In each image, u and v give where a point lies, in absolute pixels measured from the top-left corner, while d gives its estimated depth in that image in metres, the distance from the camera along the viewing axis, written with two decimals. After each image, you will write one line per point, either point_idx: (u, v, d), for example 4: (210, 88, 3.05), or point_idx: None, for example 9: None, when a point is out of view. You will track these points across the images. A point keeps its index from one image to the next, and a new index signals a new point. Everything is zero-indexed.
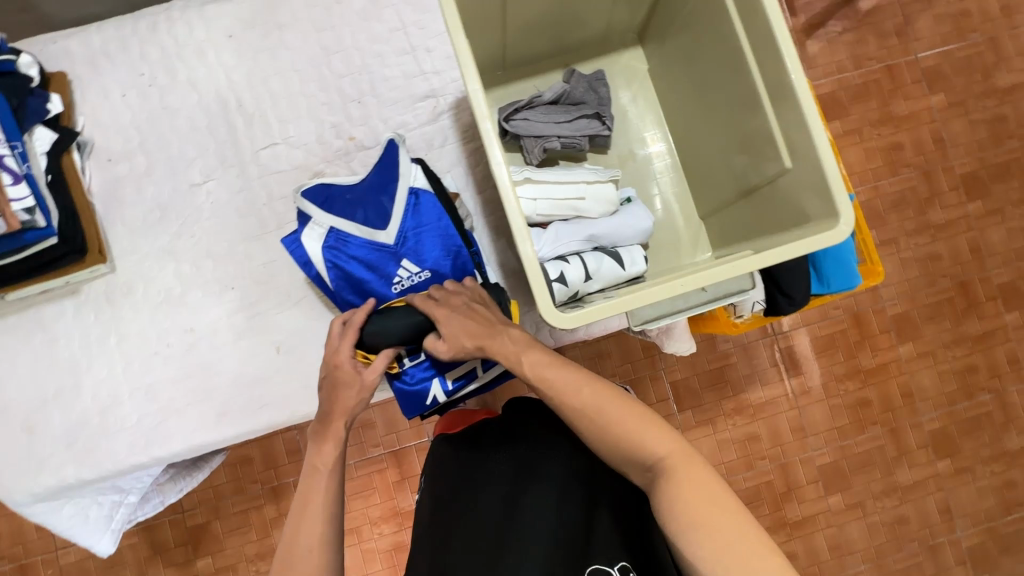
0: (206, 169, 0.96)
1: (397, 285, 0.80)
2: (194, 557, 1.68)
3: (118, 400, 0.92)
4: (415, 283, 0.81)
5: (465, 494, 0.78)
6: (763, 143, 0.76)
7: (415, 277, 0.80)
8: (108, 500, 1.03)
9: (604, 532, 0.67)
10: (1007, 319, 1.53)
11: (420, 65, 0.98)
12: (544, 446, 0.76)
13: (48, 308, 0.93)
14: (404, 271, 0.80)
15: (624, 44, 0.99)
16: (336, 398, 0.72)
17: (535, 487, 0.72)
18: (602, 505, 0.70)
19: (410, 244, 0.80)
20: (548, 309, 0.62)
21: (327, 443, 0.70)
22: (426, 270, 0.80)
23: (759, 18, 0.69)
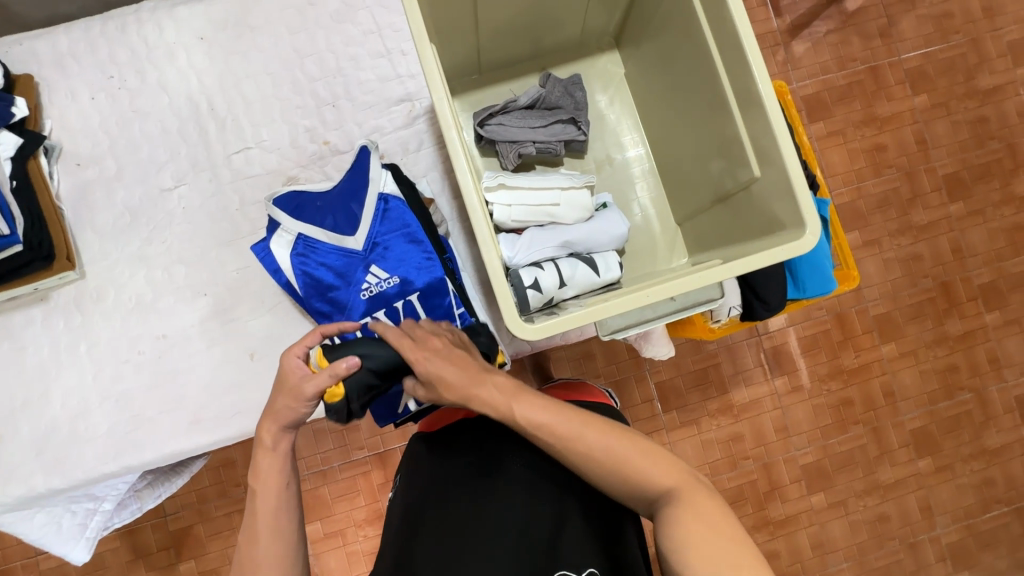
0: (177, 174, 0.95)
1: (366, 291, 0.78)
2: (177, 561, 1.66)
3: (88, 409, 0.91)
4: (383, 290, 0.78)
5: (432, 492, 0.75)
6: (734, 149, 0.76)
7: (384, 283, 0.78)
8: (81, 508, 1.02)
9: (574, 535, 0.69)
10: (987, 319, 1.54)
11: (396, 69, 0.97)
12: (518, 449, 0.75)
13: (16, 315, 0.91)
14: (373, 277, 0.78)
15: (601, 48, 0.99)
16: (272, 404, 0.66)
17: (506, 489, 0.72)
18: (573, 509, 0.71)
19: (380, 250, 0.78)
20: (514, 321, 0.61)
21: (268, 456, 0.66)
22: (396, 277, 0.78)
23: (726, 23, 0.69)
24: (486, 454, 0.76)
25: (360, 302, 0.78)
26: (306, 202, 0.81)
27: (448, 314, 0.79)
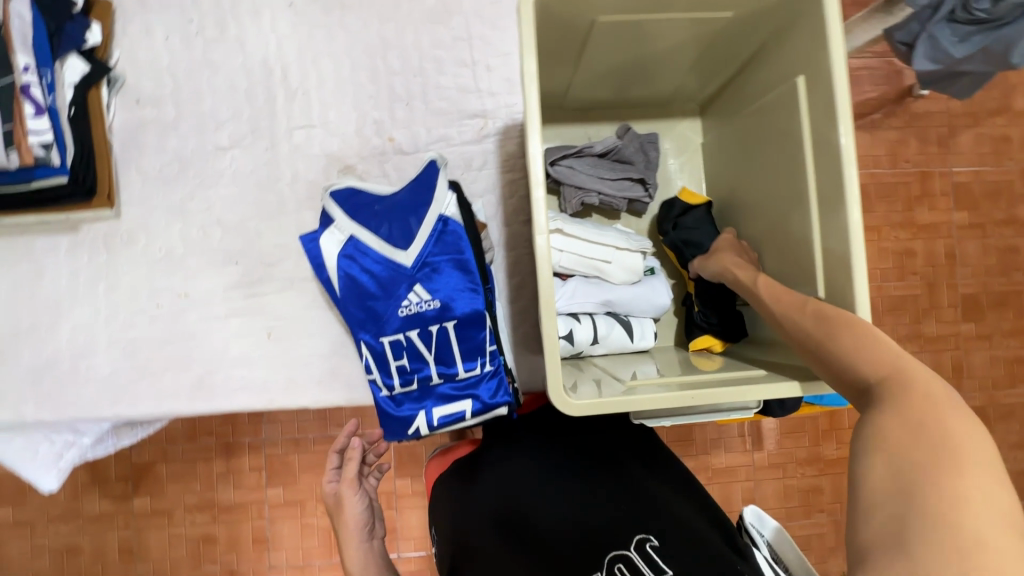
0: (235, 135, 0.92)
1: (405, 309, 0.77)
2: (132, 494, 1.65)
3: (93, 350, 0.89)
4: (422, 311, 0.77)
5: (501, 456, 0.76)
6: (801, 259, 0.72)
7: (424, 304, 0.77)
8: (60, 439, 1.00)
9: (613, 515, 0.65)
10: None
11: (478, 82, 0.95)
12: (528, 453, 0.75)
13: (41, 239, 0.89)
14: (414, 296, 0.77)
15: (683, 112, 0.99)
16: (345, 507, 0.88)
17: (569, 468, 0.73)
18: (600, 489, 0.69)
19: (427, 271, 0.77)
20: (560, 396, 0.61)
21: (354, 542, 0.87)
22: (437, 301, 0.76)
23: (827, 130, 0.65)
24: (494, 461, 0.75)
25: (396, 319, 0.77)
26: (364, 204, 0.80)
27: (479, 348, 0.77)
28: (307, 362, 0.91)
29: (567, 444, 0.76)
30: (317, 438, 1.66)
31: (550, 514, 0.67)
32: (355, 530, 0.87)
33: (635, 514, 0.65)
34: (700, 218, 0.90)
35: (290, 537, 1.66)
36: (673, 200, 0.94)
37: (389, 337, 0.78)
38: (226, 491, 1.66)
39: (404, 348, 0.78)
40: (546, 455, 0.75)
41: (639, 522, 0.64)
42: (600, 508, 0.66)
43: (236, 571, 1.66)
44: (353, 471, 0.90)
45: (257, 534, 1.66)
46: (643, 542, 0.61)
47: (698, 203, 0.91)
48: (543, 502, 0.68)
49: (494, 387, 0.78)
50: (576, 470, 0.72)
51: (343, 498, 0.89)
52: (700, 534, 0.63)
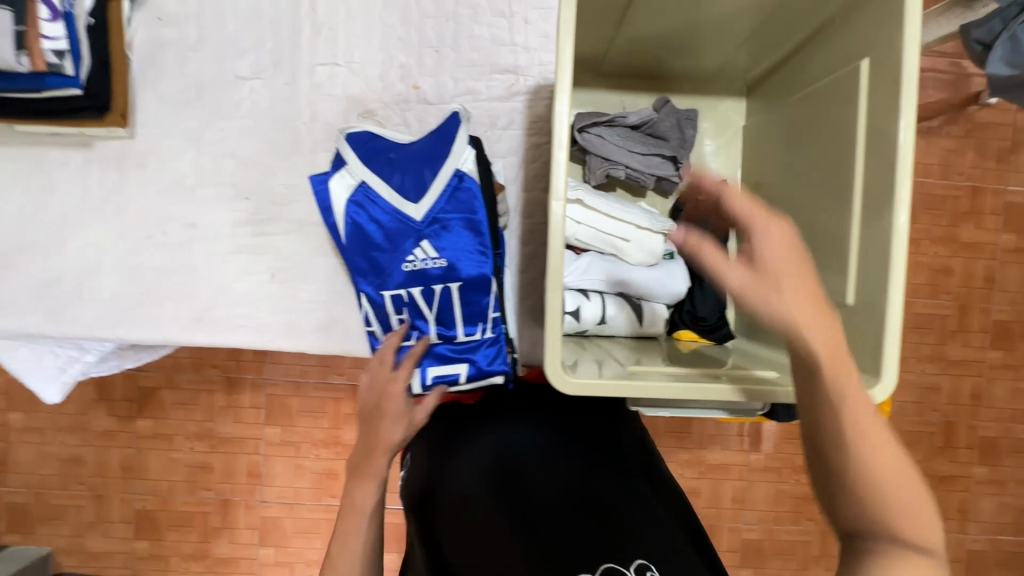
0: (256, 66, 0.89)
1: (409, 264, 0.74)
2: (136, 416, 1.70)
3: (97, 270, 0.88)
4: (426, 268, 0.74)
5: (497, 423, 0.68)
6: (832, 260, 0.66)
7: (429, 262, 0.74)
8: (64, 353, 1.02)
9: (620, 513, 0.55)
10: (974, 471, 1.52)
11: (513, 35, 0.90)
12: (551, 429, 0.67)
13: (53, 152, 0.87)
14: (420, 252, 0.74)
15: (729, 91, 0.93)
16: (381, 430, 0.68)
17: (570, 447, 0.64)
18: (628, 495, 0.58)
19: (437, 228, 0.74)
20: (558, 375, 0.58)
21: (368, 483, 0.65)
22: (443, 260, 0.73)
23: (886, 121, 0.59)
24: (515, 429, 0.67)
25: (399, 275, 0.75)
26: (379, 150, 0.76)
27: (482, 314, 0.75)
28: (307, 307, 0.90)
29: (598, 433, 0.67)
30: (317, 384, 1.68)
31: (561, 502, 0.56)
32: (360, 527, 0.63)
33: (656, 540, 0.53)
34: None
35: (283, 476, 1.71)
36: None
37: (391, 292, 0.76)
38: (225, 424, 1.70)
39: (405, 306, 0.76)
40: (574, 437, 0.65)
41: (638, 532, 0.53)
42: (621, 508, 0.56)
43: (229, 501, 1.72)
44: (390, 445, 0.68)
45: (252, 468, 1.71)
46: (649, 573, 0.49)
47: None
48: (555, 486, 0.58)
49: (492, 355, 0.76)
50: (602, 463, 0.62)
51: (354, 487, 0.66)
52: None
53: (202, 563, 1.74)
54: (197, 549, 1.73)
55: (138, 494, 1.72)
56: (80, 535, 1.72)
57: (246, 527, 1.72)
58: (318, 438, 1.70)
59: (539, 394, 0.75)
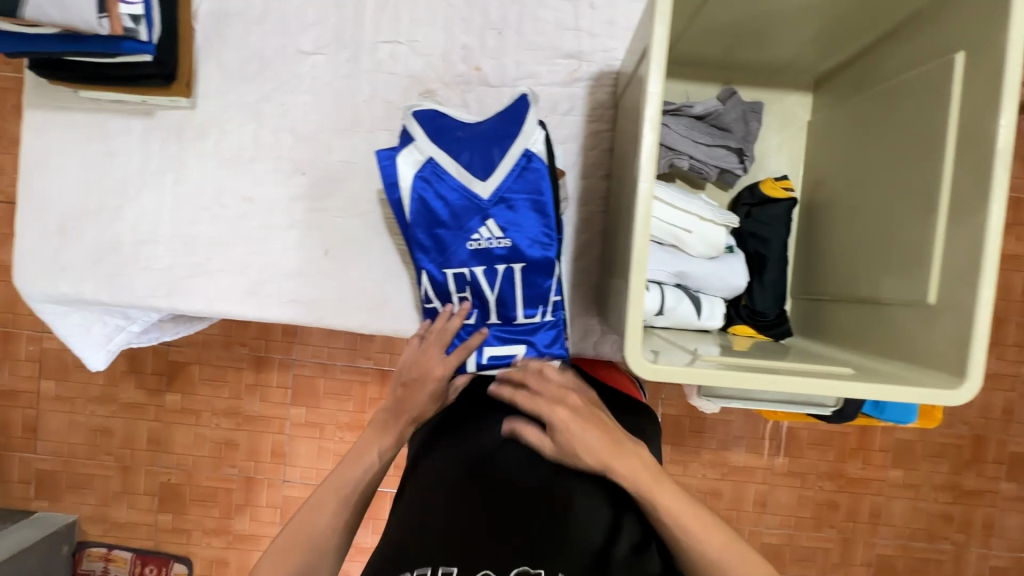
0: (318, 41, 0.88)
1: (473, 243, 0.74)
2: (165, 390, 1.72)
3: (155, 238, 0.89)
4: (490, 248, 0.74)
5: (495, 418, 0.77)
6: (910, 258, 0.66)
7: (494, 242, 0.74)
8: (112, 322, 1.02)
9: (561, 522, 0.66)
10: (1002, 486, 1.49)
11: (577, 19, 0.88)
12: None
13: (114, 119, 0.88)
14: (485, 230, 0.74)
15: (795, 84, 0.91)
16: (414, 396, 0.75)
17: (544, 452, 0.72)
18: (569, 504, 0.67)
19: (504, 207, 0.73)
20: (634, 356, 0.58)
21: (387, 436, 0.76)
22: (508, 241, 0.73)
23: (982, 117, 0.57)
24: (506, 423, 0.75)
25: (463, 254, 0.75)
26: (447, 127, 0.76)
27: (543, 297, 0.75)
28: (359, 286, 0.90)
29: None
30: (344, 366, 1.68)
31: (514, 500, 0.68)
32: (369, 461, 0.75)
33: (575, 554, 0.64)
34: (776, 214, 0.84)
35: (306, 457, 1.70)
36: (753, 186, 0.87)
37: (453, 271, 0.76)
38: (252, 403, 1.71)
39: (467, 284, 0.76)
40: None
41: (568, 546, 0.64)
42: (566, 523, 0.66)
43: (253, 478, 1.72)
44: (416, 414, 0.76)
45: (276, 448, 1.71)
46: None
47: (780, 197, 0.84)
48: (513, 485, 0.69)
49: (551, 338, 0.77)
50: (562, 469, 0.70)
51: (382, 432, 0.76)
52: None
53: (223, 538, 1.74)
54: (219, 524, 1.74)
55: (164, 467, 1.73)
56: (107, 504, 1.74)
57: (268, 506, 1.72)
58: (342, 420, 1.70)
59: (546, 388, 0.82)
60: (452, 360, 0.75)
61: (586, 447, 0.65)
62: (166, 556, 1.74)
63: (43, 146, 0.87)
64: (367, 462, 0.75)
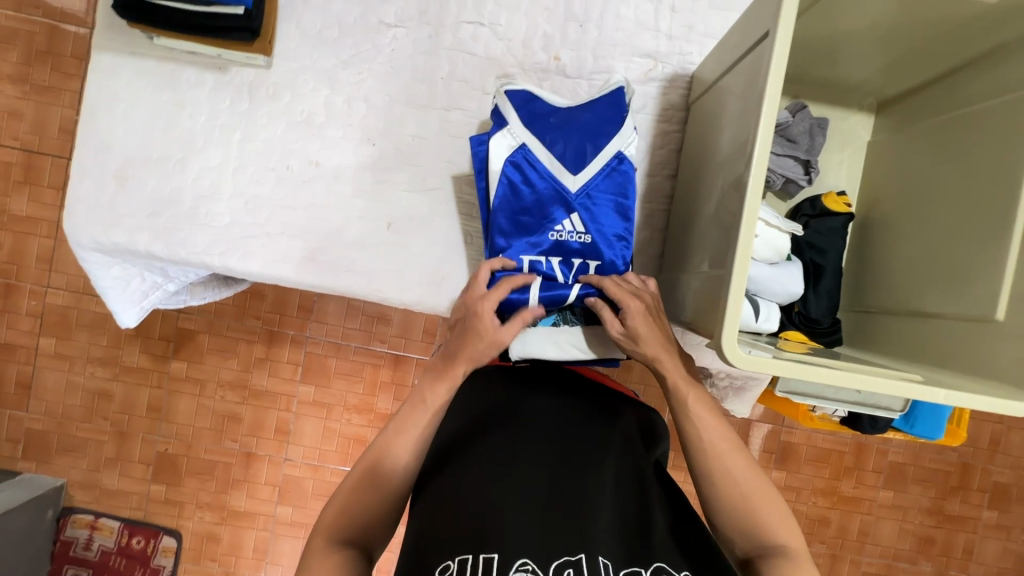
0: (402, 14, 0.88)
1: (555, 234, 0.78)
2: (171, 357, 1.62)
3: (217, 195, 0.88)
4: (570, 241, 0.79)
5: (511, 411, 0.74)
6: (976, 280, 0.70)
7: (574, 235, 0.78)
8: (150, 278, 0.98)
9: (588, 511, 0.64)
10: (983, 514, 1.55)
11: (658, 20, 0.90)
12: (556, 419, 0.73)
13: (188, 71, 0.87)
14: (568, 224, 0.78)
15: (858, 105, 0.94)
16: (467, 343, 0.74)
17: (566, 441, 0.70)
18: (599, 490, 0.66)
19: (589, 202, 0.79)
20: (730, 342, 0.61)
21: (443, 385, 0.74)
22: (589, 236, 0.78)
23: None
24: (529, 414, 0.73)
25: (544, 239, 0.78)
26: (536, 112, 0.80)
27: None
28: (420, 261, 0.90)
29: (592, 423, 0.73)
30: (358, 348, 1.62)
31: (539, 491, 0.65)
32: (413, 432, 0.72)
33: (613, 537, 0.63)
34: (834, 226, 0.87)
35: (311, 437, 1.62)
36: (814, 198, 0.90)
37: (530, 257, 0.78)
38: (261, 377, 1.62)
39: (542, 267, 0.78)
40: (577, 423, 0.73)
41: (598, 534, 0.62)
42: (593, 511, 0.64)
43: (254, 454, 1.63)
44: (472, 360, 0.75)
45: (281, 425, 1.63)
46: (600, 564, 0.60)
47: (840, 211, 0.88)
48: (544, 478, 0.66)
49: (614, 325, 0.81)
50: (588, 456, 0.69)
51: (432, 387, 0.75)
52: (663, 564, 0.61)
53: (216, 514, 1.64)
54: (214, 499, 1.64)
55: (162, 436, 1.63)
56: (97, 470, 1.63)
57: (267, 483, 1.63)
58: (351, 402, 1.62)
59: (562, 373, 0.81)
60: (500, 293, 0.73)
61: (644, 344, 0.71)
62: (155, 528, 1.63)
63: (108, 89, 0.87)
64: (415, 431, 0.72)
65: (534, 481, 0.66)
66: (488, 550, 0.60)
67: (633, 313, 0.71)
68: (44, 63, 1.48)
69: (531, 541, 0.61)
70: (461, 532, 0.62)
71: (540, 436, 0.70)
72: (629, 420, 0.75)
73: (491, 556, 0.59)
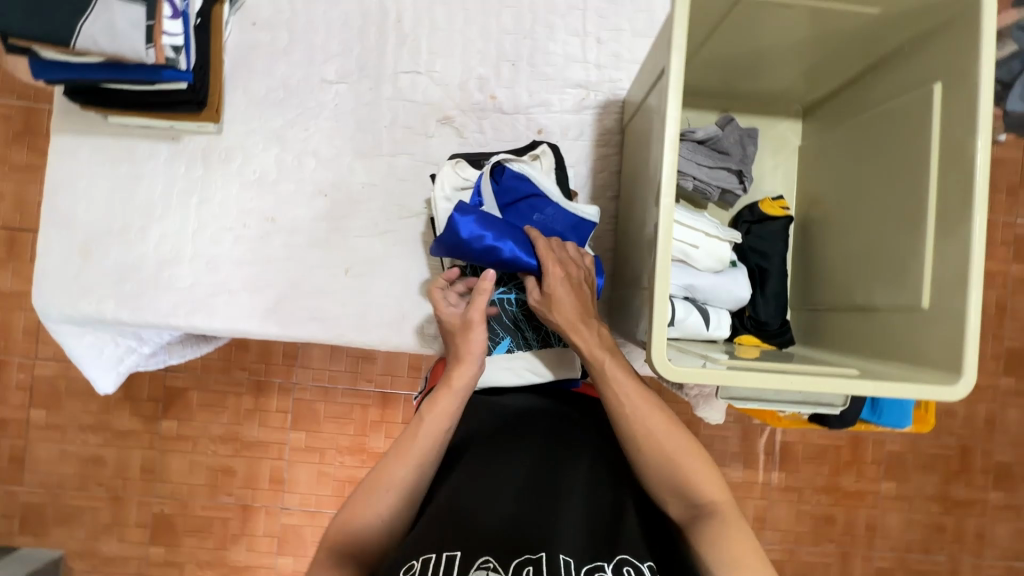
0: (342, 71, 0.93)
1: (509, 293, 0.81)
2: (161, 416, 1.63)
3: (179, 258, 0.92)
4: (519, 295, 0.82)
5: (493, 418, 0.75)
6: (904, 270, 0.72)
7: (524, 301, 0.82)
8: (124, 343, 1.01)
9: (555, 506, 0.66)
10: (990, 496, 1.54)
11: (586, 53, 0.95)
12: (536, 422, 0.74)
13: (144, 144, 0.91)
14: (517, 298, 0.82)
15: (787, 112, 0.99)
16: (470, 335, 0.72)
17: (543, 442, 0.72)
18: (570, 486, 0.67)
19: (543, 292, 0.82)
20: (661, 359, 0.64)
21: (464, 367, 0.72)
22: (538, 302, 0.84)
23: (965, 137, 0.64)
24: (509, 420, 0.75)
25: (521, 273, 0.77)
26: (521, 198, 0.82)
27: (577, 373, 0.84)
28: (379, 305, 0.92)
29: (570, 423, 0.74)
30: (346, 390, 1.63)
31: (509, 492, 0.66)
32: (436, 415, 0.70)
33: (580, 530, 0.64)
34: (774, 231, 0.90)
35: (306, 483, 1.62)
36: (752, 206, 0.93)
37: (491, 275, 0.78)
38: (251, 428, 1.63)
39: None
40: (557, 424, 0.74)
41: (564, 530, 0.63)
42: (563, 508, 0.65)
43: (250, 507, 1.63)
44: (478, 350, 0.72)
45: (275, 474, 1.63)
46: (560, 561, 0.60)
47: (777, 216, 0.91)
48: (515, 478, 0.68)
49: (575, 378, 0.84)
50: (564, 454, 0.70)
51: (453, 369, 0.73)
52: (628, 557, 0.61)
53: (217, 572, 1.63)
54: (214, 557, 1.63)
55: (157, 497, 1.63)
56: (95, 538, 1.62)
57: (266, 535, 1.62)
58: (343, 444, 1.63)
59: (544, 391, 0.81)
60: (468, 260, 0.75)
61: (561, 314, 0.70)
62: None
63: (69, 168, 0.91)
64: (437, 414, 0.69)
65: (508, 482, 0.67)
66: (451, 548, 0.60)
67: (549, 278, 0.71)
68: (20, 144, 1.54)
69: (495, 542, 0.62)
70: (422, 534, 0.62)
71: (518, 439, 0.72)
72: (597, 421, 0.76)
73: (453, 555, 0.60)
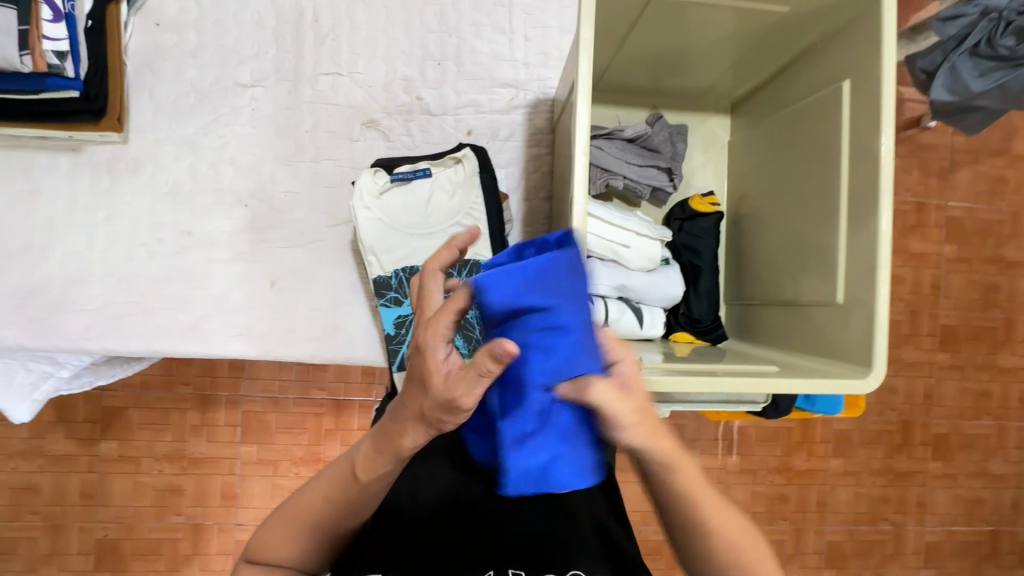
0: (257, 74, 0.89)
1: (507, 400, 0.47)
2: (99, 438, 1.55)
3: (87, 278, 0.86)
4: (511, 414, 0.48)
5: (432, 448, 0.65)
6: (822, 263, 0.72)
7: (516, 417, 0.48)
8: (38, 369, 0.94)
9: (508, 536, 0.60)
10: (930, 466, 1.61)
11: (513, 51, 0.93)
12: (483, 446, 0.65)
13: (41, 157, 0.85)
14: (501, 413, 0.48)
15: (716, 108, 0.99)
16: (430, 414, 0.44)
17: (492, 469, 0.63)
18: (524, 496, 0.62)
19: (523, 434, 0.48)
20: None
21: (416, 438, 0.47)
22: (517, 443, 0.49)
23: (871, 133, 0.65)
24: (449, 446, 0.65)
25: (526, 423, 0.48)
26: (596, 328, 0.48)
27: None
28: (309, 319, 0.89)
29: None
30: (298, 399, 1.57)
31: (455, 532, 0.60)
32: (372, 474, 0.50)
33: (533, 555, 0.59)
34: (706, 227, 0.90)
35: (260, 496, 1.57)
36: (683, 202, 0.94)
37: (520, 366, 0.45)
38: (198, 444, 1.57)
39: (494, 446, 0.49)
40: None
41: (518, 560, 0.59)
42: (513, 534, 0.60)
43: (201, 525, 1.56)
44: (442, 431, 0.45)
45: (227, 490, 1.57)
46: None
47: (708, 212, 0.91)
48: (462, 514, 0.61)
49: None
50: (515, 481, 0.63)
51: (408, 423, 0.47)
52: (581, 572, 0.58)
53: None
54: None
55: (100, 522, 1.55)
56: (35, 569, 1.54)
57: (221, 552, 1.57)
58: (298, 455, 1.58)
59: None
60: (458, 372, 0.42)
61: (641, 430, 0.44)
62: None
63: None
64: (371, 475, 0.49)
65: (454, 515, 0.60)
66: None
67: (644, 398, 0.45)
68: None
69: None
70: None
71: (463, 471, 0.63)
72: None
73: None
